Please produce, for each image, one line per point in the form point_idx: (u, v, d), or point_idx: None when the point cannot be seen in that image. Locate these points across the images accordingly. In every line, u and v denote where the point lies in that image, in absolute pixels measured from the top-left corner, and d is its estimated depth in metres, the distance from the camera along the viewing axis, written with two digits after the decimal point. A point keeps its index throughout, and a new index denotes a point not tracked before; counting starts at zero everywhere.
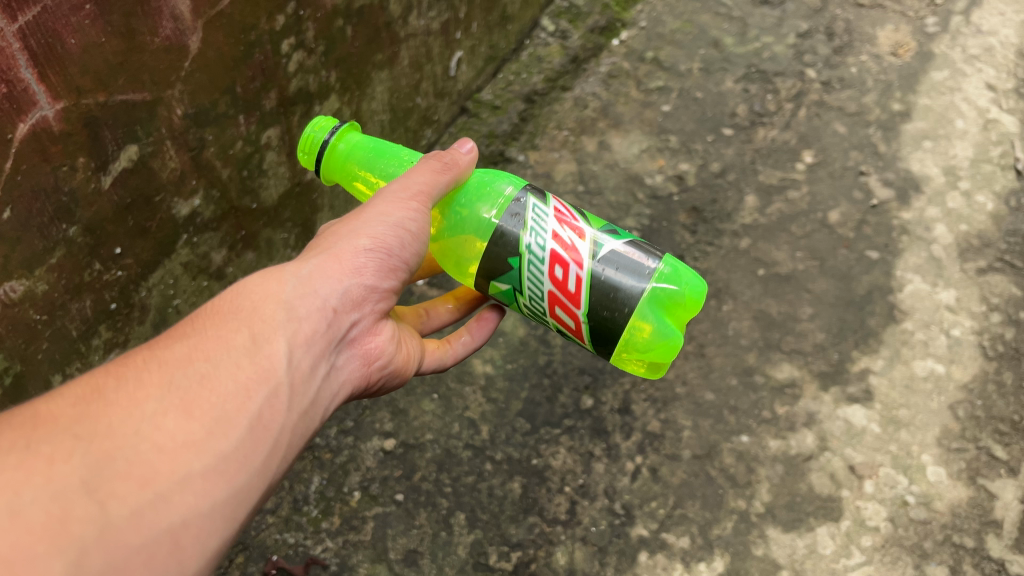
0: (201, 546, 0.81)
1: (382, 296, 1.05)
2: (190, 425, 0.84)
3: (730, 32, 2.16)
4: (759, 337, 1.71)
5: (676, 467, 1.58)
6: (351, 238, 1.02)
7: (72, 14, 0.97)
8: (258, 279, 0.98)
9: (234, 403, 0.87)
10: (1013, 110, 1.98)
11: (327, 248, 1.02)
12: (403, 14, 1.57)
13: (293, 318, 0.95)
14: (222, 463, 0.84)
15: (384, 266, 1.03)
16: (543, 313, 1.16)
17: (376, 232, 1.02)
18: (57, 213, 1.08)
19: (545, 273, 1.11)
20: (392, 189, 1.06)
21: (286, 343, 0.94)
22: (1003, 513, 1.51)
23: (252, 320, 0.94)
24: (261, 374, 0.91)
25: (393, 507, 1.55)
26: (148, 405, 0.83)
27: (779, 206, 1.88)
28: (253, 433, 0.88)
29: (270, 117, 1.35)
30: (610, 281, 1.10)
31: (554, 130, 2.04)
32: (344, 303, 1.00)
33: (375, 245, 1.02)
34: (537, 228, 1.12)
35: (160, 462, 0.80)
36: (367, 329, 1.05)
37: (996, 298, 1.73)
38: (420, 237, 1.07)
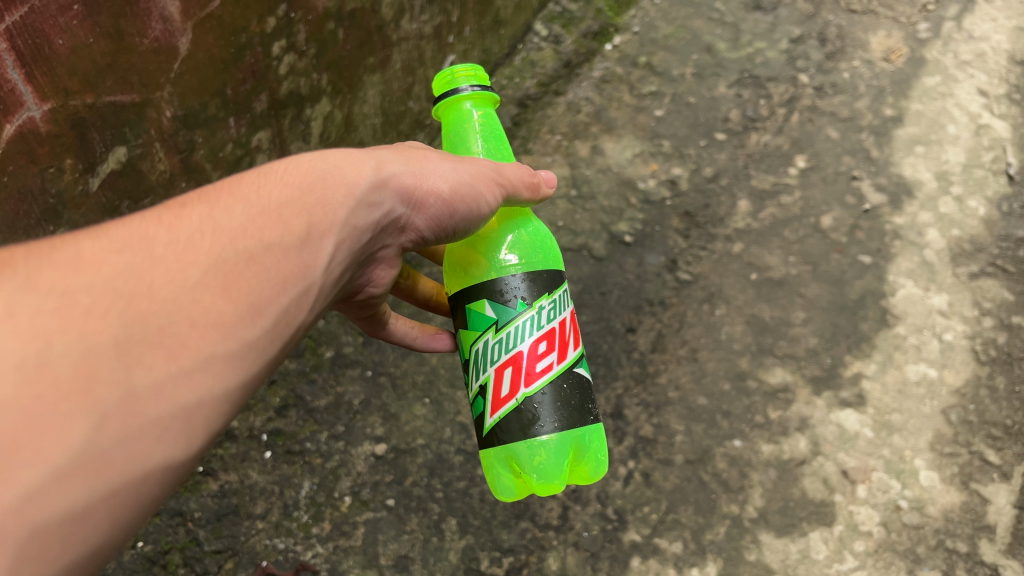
0: (208, 428, 0.79)
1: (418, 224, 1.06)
2: (226, 304, 0.81)
3: (723, 37, 2.16)
4: (752, 341, 1.71)
5: (669, 472, 1.58)
6: (428, 176, 1.06)
7: (60, 14, 0.96)
8: (328, 167, 0.96)
9: (272, 292, 0.86)
10: (1004, 115, 1.98)
11: (398, 168, 1.03)
12: (395, 18, 1.57)
13: (345, 223, 0.95)
14: (247, 351, 0.83)
15: (438, 214, 1.07)
16: (489, 360, 1.11)
17: (454, 181, 1.06)
18: (44, 214, 1.09)
19: (532, 336, 1.10)
20: (486, 166, 1.11)
21: (332, 244, 0.93)
22: (996, 518, 1.51)
23: (310, 208, 0.92)
24: (301, 268, 0.89)
25: (384, 512, 1.54)
26: (192, 274, 0.81)
27: (772, 211, 1.88)
28: (278, 328, 0.86)
29: (260, 120, 1.35)
30: (558, 395, 1.08)
31: (547, 135, 2.04)
32: (389, 224, 1.03)
33: (450, 194, 1.06)
34: (557, 303, 1.14)
35: (192, 336, 0.78)
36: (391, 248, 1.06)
37: (988, 303, 1.73)
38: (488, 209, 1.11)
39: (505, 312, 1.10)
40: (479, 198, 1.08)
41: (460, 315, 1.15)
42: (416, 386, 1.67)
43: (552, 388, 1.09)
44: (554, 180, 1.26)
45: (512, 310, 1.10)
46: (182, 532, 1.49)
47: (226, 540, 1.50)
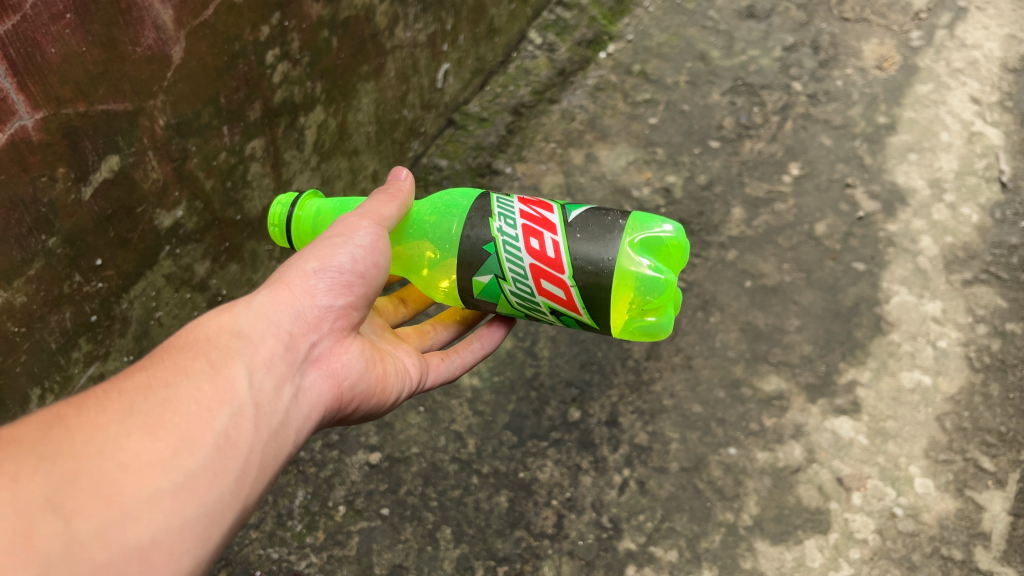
0: (172, 566, 0.82)
1: (337, 314, 1.10)
2: (155, 443, 0.86)
3: (717, 46, 2.17)
4: (746, 349, 1.71)
5: (664, 480, 1.57)
6: (299, 265, 1.09)
7: (52, 22, 0.96)
8: (212, 314, 1.04)
9: (200, 423, 0.91)
10: (997, 122, 1.99)
11: (278, 278, 1.08)
12: (389, 26, 1.57)
13: (248, 344, 1.01)
14: (192, 480, 0.86)
15: (333, 285, 1.09)
16: (530, 296, 1.16)
17: (321, 253, 1.10)
18: (36, 223, 1.07)
19: (522, 248, 1.13)
20: (346, 217, 1.15)
21: (245, 366, 0.98)
22: (992, 525, 1.51)
23: (209, 348, 0.99)
24: (223, 395, 0.95)
25: (379, 521, 1.53)
26: (111, 427, 0.86)
27: (766, 218, 1.88)
28: (221, 452, 0.91)
29: (254, 128, 1.35)
30: (584, 235, 1.12)
31: (542, 142, 2.04)
32: (302, 326, 1.06)
33: (322, 263, 1.09)
34: (506, 211, 1.17)
35: (126, 480, 0.82)
36: (329, 351, 1.09)
37: (982, 310, 1.74)
38: (376, 253, 1.14)
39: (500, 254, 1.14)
40: (357, 253, 1.11)
41: (484, 306, 1.22)
42: (410, 394, 1.67)
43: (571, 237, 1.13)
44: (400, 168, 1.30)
45: (499, 251, 1.14)
46: None
47: (219, 550, 1.49)
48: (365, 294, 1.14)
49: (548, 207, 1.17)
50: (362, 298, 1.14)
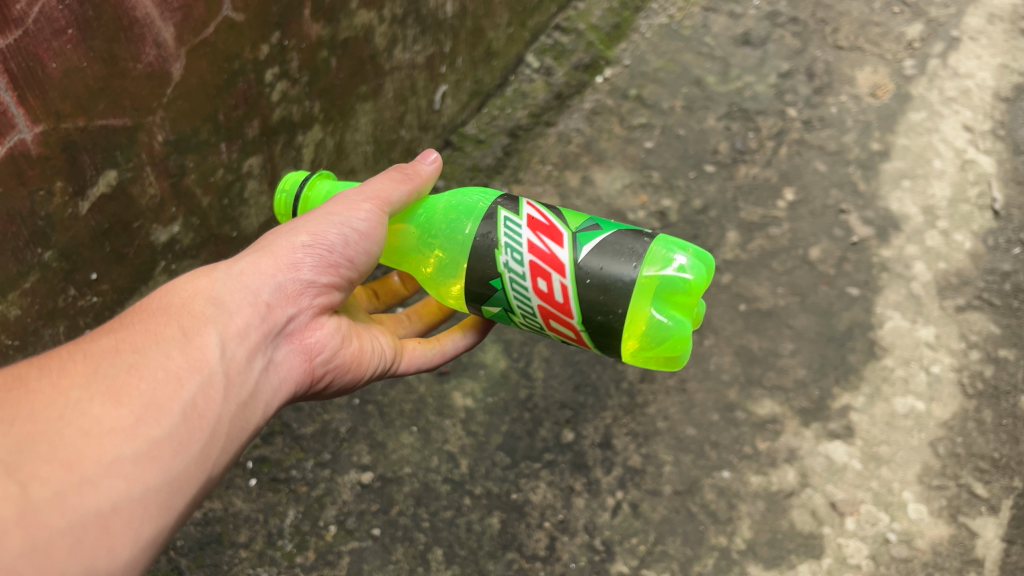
0: (132, 532, 0.87)
1: (321, 289, 1.10)
2: (117, 412, 0.91)
3: (713, 71, 2.19)
4: (740, 372, 1.71)
5: (657, 503, 1.57)
6: (291, 235, 1.09)
7: (54, 38, 0.97)
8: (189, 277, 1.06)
9: (165, 392, 0.94)
10: (989, 150, 2.01)
11: (262, 246, 1.09)
12: (388, 48, 1.59)
13: (222, 313, 1.02)
14: (154, 449, 0.91)
15: (318, 260, 1.09)
16: (540, 326, 1.19)
17: (311, 228, 1.09)
18: (32, 237, 1.08)
19: (529, 288, 1.13)
20: (348, 197, 1.14)
21: (216, 336, 1.00)
22: (984, 551, 1.52)
23: (181, 315, 1.01)
24: (192, 364, 0.98)
25: (370, 542, 1.53)
26: (73, 393, 0.91)
27: (760, 242, 1.89)
28: (186, 420, 0.94)
29: (252, 146, 1.35)
30: (597, 280, 1.10)
31: (539, 165, 2.05)
32: (280, 296, 1.06)
33: (311, 240, 1.09)
34: (511, 243, 1.14)
35: (87, 446, 0.87)
36: (307, 322, 1.10)
37: (975, 336, 1.74)
38: (369, 238, 1.13)
39: (497, 280, 1.15)
40: (351, 238, 1.11)
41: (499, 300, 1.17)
42: (403, 414, 1.66)
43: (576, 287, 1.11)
44: (432, 150, 1.29)
45: (497, 280, 1.15)
46: (163, 561, 1.47)
47: (208, 569, 1.48)
48: (352, 272, 1.13)
49: (529, 265, 1.13)
50: (347, 275, 1.13)
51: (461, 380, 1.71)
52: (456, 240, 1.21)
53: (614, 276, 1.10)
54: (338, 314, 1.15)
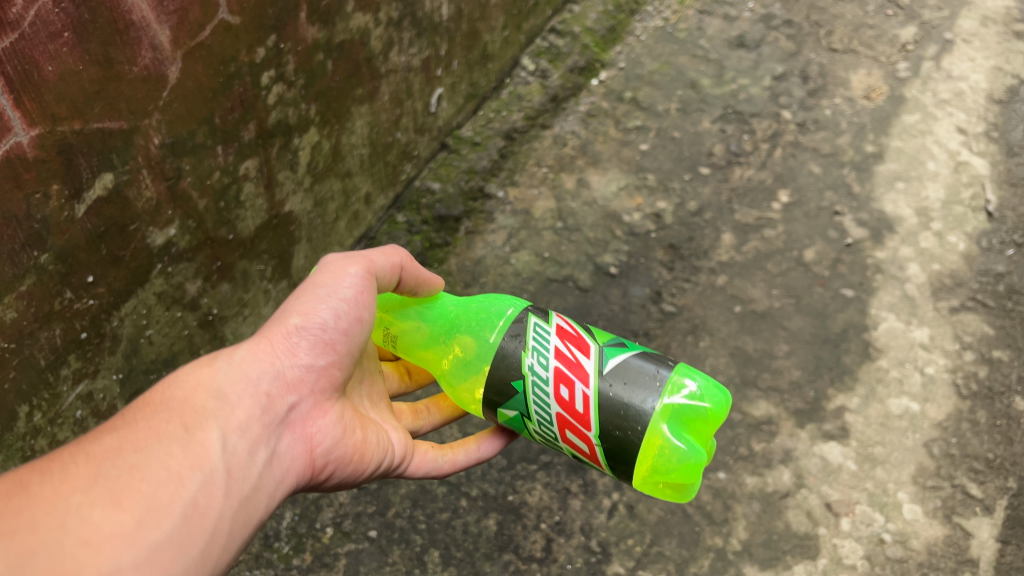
0: None
1: (319, 374, 1.06)
2: (117, 515, 0.85)
3: (708, 74, 2.20)
4: (735, 373, 1.72)
5: (653, 504, 1.56)
6: (284, 319, 1.06)
7: (50, 41, 0.97)
8: (189, 369, 1.01)
9: (166, 490, 0.89)
10: (983, 152, 2.02)
11: (260, 333, 1.05)
12: (383, 51, 1.59)
13: (223, 405, 0.98)
14: (154, 553, 0.85)
15: (317, 346, 1.06)
16: (555, 439, 1.12)
17: (304, 309, 1.06)
18: (28, 240, 1.06)
19: (551, 394, 1.08)
20: (336, 259, 1.12)
21: (217, 430, 0.96)
22: (980, 551, 1.52)
23: (182, 410, 0.97)
24: (193, 460, 0.93)
25: (366, 544, 1.53)
26: (73, 498, 0.85)
27: (755, 244, 1.90)
28: (187, 521, 0.88)
29: (249, 148, 1.36)
30: (619, 397, 1.06)
31: (534, 167, 2.06)
32: (279, 385, 1.03)
33: (304, 322, 1.06)
34: (538, 344, 1.11)
35: (86, 555, 0.81)
36: (309, 411, 1.05)
37: (969, 337, 1.75)
38: (363, 306, 1.09)
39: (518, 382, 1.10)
40: (342, 310, 1.08)
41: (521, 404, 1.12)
42: None
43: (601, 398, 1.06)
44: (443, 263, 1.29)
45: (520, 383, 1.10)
46: None
47: None
48: (348, 356, 1.09)
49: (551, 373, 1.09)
50: (343, 358, 1.09)
51: None
52: (479, 341, 1.16)
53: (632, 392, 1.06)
54: (341, 402, 1.11)
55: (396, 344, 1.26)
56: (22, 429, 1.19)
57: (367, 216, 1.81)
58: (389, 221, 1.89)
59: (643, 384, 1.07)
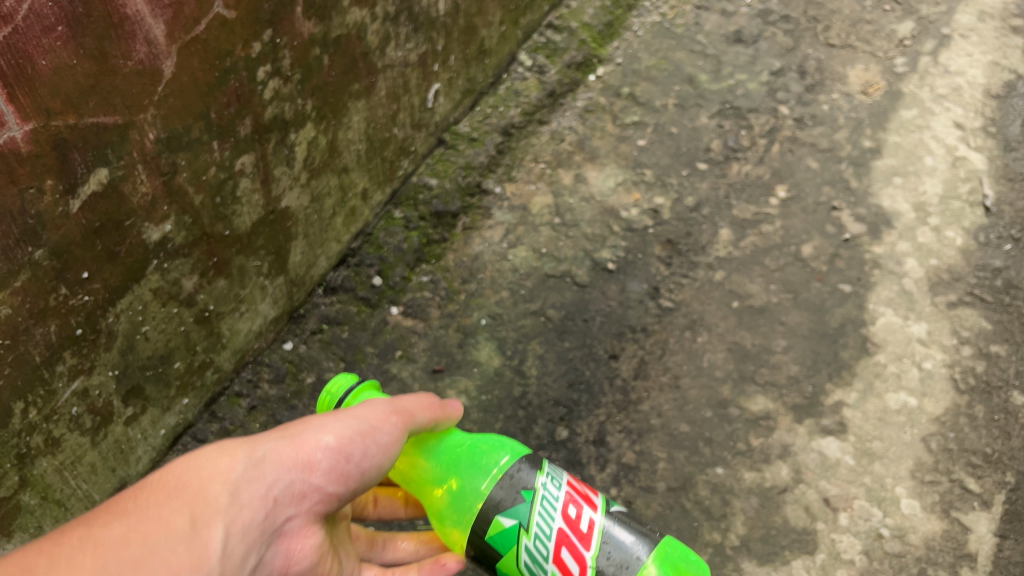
0: None
1: (327, 497, 0.97)
2: None
3: (705, 69, 2.19)
4: (733, 369, 1.71)
5: (651, 500, 1.57)
6: (316, 431, 0.98)
7: (44, 35, 0.97)
8: (210, 455, 0.93)
9: None
10: (980, 148, 2.03)
11: (286, 434, 0.97)
12: (380, 46, 1.59)
13: (234, 505, 0.89)
14: None
15: (336, 467, 0.97)
16: (543, 560, 1.05)
17: (341, 430, 0.99)
18: (23, 235, 1.05)
19: (557, 510, 1.07)
20: (379, 403, 1.05)
21: (221, 531, 0.87)
22: (978, 546, 1.52)
23: (194, 501, 0.88)
24: (191, 564, 0.84)
25: None
26: None
27: (753, 239, 1.90)
28: None
29: (244, 144, 1.35)
30: (619, 530, 1.08)
31: (531, 163, 2.05)
32: (287, 498, 0.94)
33: (337, 445, 0.98)
34: (554, 473, 1.11)
35: None
36: (305, 528, 0.96)
37: (966, 332, 1.75)
38: (387, 451, 1.03)
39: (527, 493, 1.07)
40: (372, 448, 1.01)
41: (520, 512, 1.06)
42: None
43: (606, 530, 1.07)
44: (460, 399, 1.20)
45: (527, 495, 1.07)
46: None
47: None
48: (358, 488, 1.01)
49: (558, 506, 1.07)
50: (352, 492, 1.01)
51: (454, 377, 1.71)
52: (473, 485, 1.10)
53: (628, 536, 1.07)
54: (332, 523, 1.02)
55: (394, 470, 1.18)
56: (18, 426, 1.17)
57: (364, 211, 1.80)
58: (386, 216, 1.87)
59: (638, 530, 1.09)
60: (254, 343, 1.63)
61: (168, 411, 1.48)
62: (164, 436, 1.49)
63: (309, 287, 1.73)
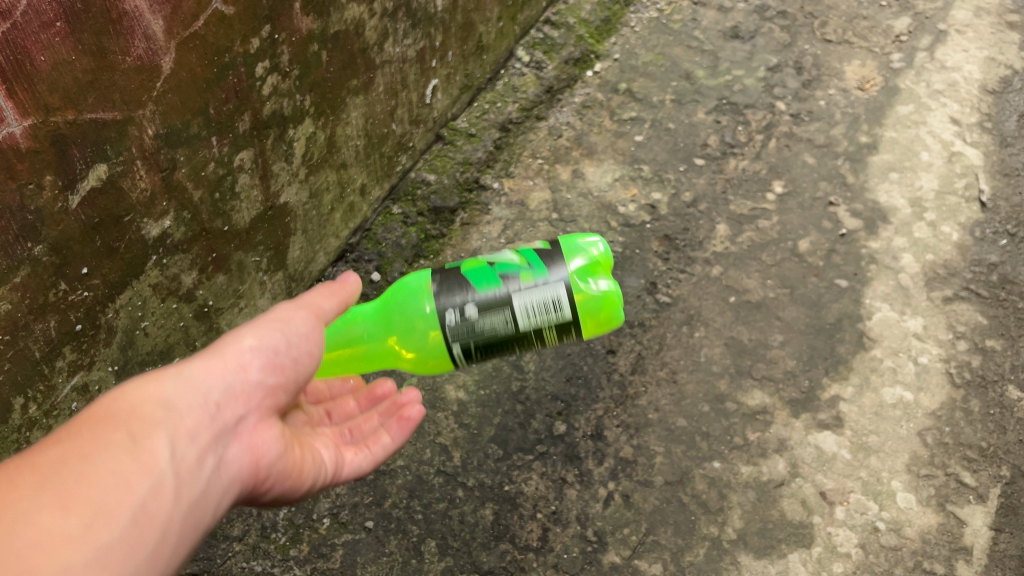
0: None
1: (267, 391, 1.00)
2: (66, 518, 0.76)
3: (702, 65, 2.20)
4: (730, 363, 1.72)
5: (648, 493, 1.57)
6: (237, 339, 1.00)
7: (42, 31, 0.97)
8: (135, 381, 0.91)
9: (118, 493, 0.80)
10: (976, 143, 2.04)
11: (210, 348, 0.98)
12: (378, 41, 1.59)
13: (173, 412, 0.89)
14: (105, 557, 0.76)
15: (265, 366, 1.00)
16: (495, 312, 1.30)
17: (258, 332, 1.02)
18: (22, 231, 1.06)
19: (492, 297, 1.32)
20: (284, 304, 1.09)
21: (168, 436, 0.87)
22: (973, 539, 1.53)
23: (130, 418, 0.87)
24: (144, 467, 0.83)
25: (363, 534, 1.51)
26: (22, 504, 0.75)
27: (750, 235, 1.91)
28: (137, 525, 0.80)
29: (243, 139, 1.36)
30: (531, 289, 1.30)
31: (529, 159, 2.05)
32: (227, 399, 0.95)
33: (258, 345, 1.01)
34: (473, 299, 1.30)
35: (37, 559, 0.72)
36: (252, 426, 0.97)
37: (962, 326, 1.76)
38: (308, 343, 1.07)
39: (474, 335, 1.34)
40: (293, 343, 1.05)
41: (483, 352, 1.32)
42: None
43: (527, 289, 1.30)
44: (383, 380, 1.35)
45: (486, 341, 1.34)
46: None
47: (202, 563, 1.46)
48: (294, 380, 1.05)
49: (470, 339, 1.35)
50: (286, 389, 1.04)
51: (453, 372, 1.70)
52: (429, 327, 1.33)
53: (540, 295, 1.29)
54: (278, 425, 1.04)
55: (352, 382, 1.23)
56: (18, 421, 1.18)
57: (362, 207, 1.81)
58: (385, 212, 1.88)
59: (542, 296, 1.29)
60: None
61: None
62: None
63: (308, 283, 1.73)
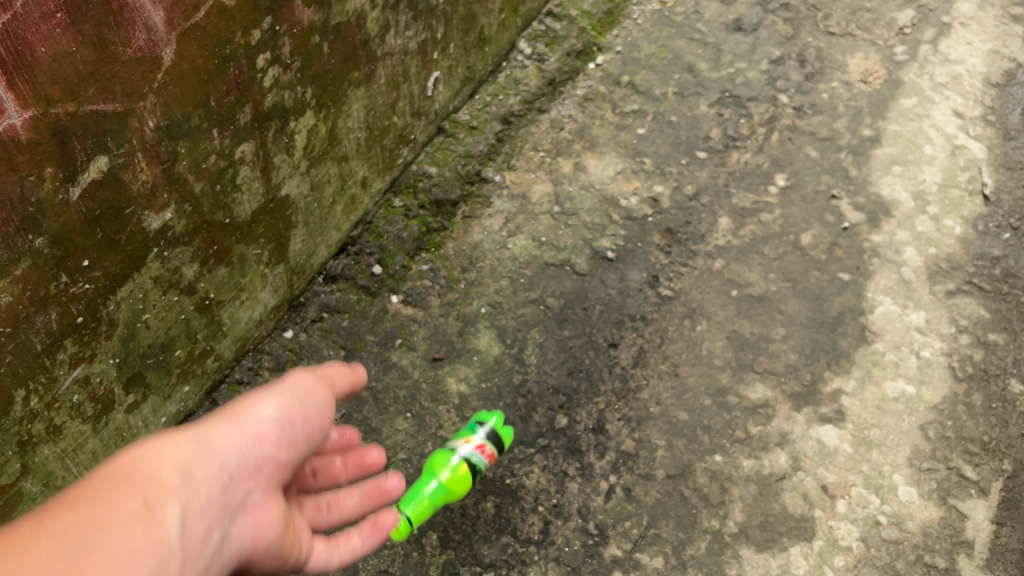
0: None
1: (280, 465, 1.04)
2: None
3: (705, 58, 2.19)
4: (732, 357, 1.72)
5: (650, 486, 1.56)
6: (258, 405, 1.03)
7: (43, 22, 0.97)
8: (154, 443, 0.93)
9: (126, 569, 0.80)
10: (979, 136, 2.03)
11: (228, 416, 1.01)
12: (380, 33, 1.59)
13: (188, 484, 0.91)
14: None
15: (282, 435, 1.04)
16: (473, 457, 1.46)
17: (281, 400, 1.05)
18: (22, 223, 1.05)
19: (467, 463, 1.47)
20: (306, 374, 1.14)
21: (180, 508, 0.88)
22: (974, 533, 1.53)
23: (145, 486, 0.88)
24: (153, 540, 0.84)
25: (366, 526, 1.50)
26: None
27: (752, 228, 1.90)
28: None
29: (245, 132, 1.35)
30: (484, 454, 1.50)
31: (531, 151, 2.05)
32: (242, 472, 0.98)
33: (280, 414, 1.04)
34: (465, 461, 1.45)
35: None
36: (262, 502, 1.00)
37: (964, 320, 1.76)
38: (323, 417, 1.11)
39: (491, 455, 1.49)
40: (309, 417, 1.08)
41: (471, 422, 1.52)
42: (398, 400, 1.65)
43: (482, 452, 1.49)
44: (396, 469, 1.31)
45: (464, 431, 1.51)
46: None
47: None
48: (304, 455, 1.08)
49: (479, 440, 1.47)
50: (298, 457, 1.07)
51: (454, 365, 1.70)
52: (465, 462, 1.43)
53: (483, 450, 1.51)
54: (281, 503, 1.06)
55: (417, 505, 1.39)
56: (20, 413, 1.17)
57: (363, 200, 1.80)
58: (386, 205, 1.88)
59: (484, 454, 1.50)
60: (255, 331, 1.63)
61: (169, 398, 1.47)
62: (165, 423, 1.48)
63: (310, 276, 1.73)
